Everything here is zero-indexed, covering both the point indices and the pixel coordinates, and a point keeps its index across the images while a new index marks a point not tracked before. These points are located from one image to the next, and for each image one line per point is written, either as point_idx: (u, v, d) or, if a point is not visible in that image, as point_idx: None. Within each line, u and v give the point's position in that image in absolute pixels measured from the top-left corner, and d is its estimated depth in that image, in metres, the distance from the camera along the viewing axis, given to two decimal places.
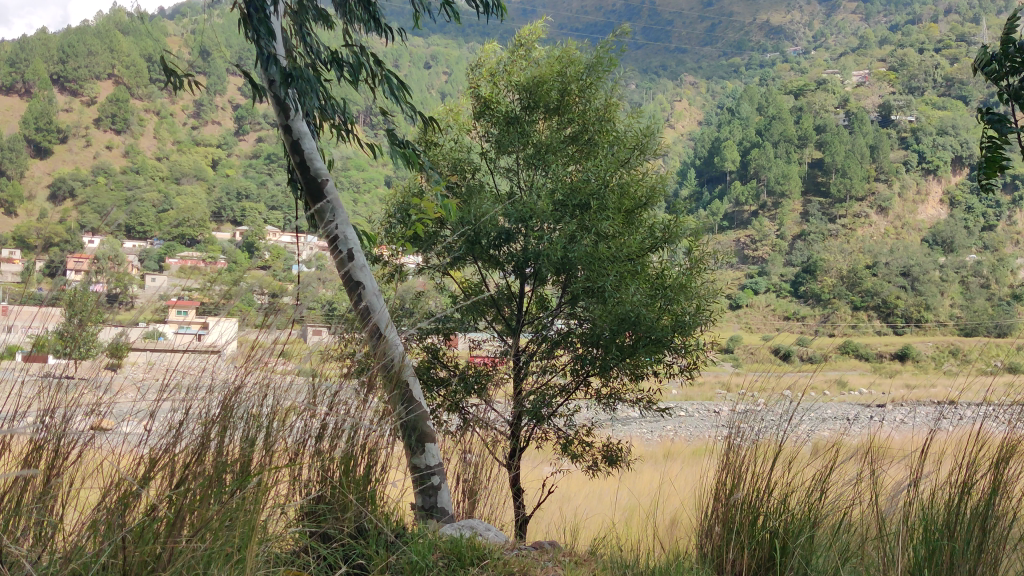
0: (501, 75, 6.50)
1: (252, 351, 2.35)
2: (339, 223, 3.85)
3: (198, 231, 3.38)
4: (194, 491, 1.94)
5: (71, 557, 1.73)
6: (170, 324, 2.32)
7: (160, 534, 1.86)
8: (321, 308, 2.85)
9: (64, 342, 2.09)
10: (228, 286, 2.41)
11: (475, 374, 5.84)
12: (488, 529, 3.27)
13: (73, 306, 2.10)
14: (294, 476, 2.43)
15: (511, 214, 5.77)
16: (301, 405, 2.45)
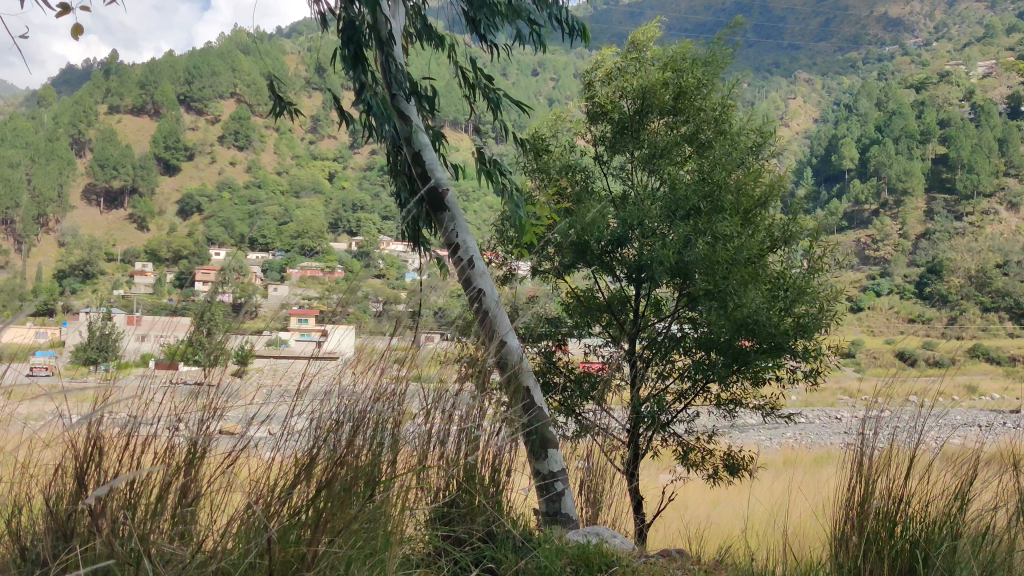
0: (615, 77, 6.47)
1: (368, 357, 2.41)
2: (460, 231, 3.94)
3: (321, 245, 3.48)
4: (337, 495, 2.02)
5: (223, 557, 1.83)
6: (292, 332, 2.37)
7: (303, 537, 1.95)
8: (443, 314, 2.89)
9: (195, 350, 2.13)
10: (345, 294, 2.46)
11: (590, 380, 5.83)
12: (611, 533, 3.25)
13: (204, 317, 2.13)
14: (425, 480, 2.49)
15: (621, 218, 5.77)
16: (418, 410, 2.49)
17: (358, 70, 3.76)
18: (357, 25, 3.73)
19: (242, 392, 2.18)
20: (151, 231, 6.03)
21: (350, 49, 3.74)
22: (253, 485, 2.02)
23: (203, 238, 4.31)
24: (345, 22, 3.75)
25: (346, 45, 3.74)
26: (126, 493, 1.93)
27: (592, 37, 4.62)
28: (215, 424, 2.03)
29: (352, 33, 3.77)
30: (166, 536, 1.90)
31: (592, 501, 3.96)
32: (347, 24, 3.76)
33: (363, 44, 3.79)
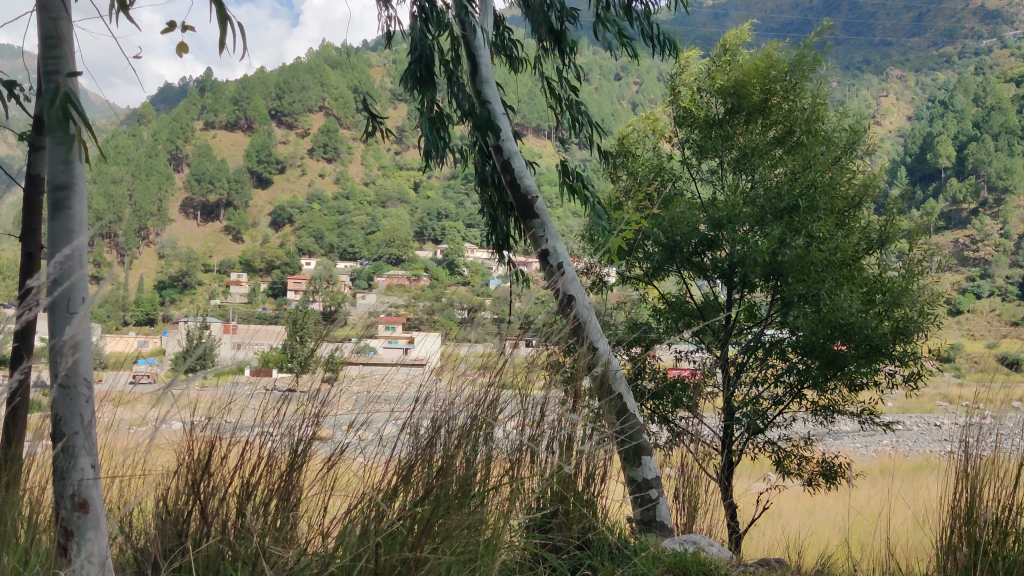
0: (703, 81, 6.43)
1: (455, 364, 2.45)
2: (549, 238, 3.93)
3: (407, 253, 3.55)
4: (440, 501, 2.04)
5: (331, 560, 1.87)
6: (380, 340, 2.40)
7: (407, 542, 1.97)
8: (536, 322, 2.92)
9: (289, 357, 2.20)
10: (431, 301, 2.70)
11: (680, 387, 5.80)
12: (710, 542, 3.21)
13: (296, 324, 2.22)
14: (530, 491, 2.50)
15: (713, 218, 5.79)
16: (511, 419, 2.47)
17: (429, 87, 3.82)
18: (425, 46, 3.82)
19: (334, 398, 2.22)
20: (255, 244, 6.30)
21: (417, 69, 3.84)
22: (357, 491, 2.06)
23: (296, 249, 4.44)
24: (414, 44, 3.84)
25: (415, 66, 3.84)
26: (234, 497, 2.01)
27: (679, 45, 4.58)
28: (314, 430, 2.08)
29: (421, 53, 3.86)
30: (274, 540, 1.95)
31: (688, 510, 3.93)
32: (416, 45, 3.83)
33: (433, 63, 3.88)
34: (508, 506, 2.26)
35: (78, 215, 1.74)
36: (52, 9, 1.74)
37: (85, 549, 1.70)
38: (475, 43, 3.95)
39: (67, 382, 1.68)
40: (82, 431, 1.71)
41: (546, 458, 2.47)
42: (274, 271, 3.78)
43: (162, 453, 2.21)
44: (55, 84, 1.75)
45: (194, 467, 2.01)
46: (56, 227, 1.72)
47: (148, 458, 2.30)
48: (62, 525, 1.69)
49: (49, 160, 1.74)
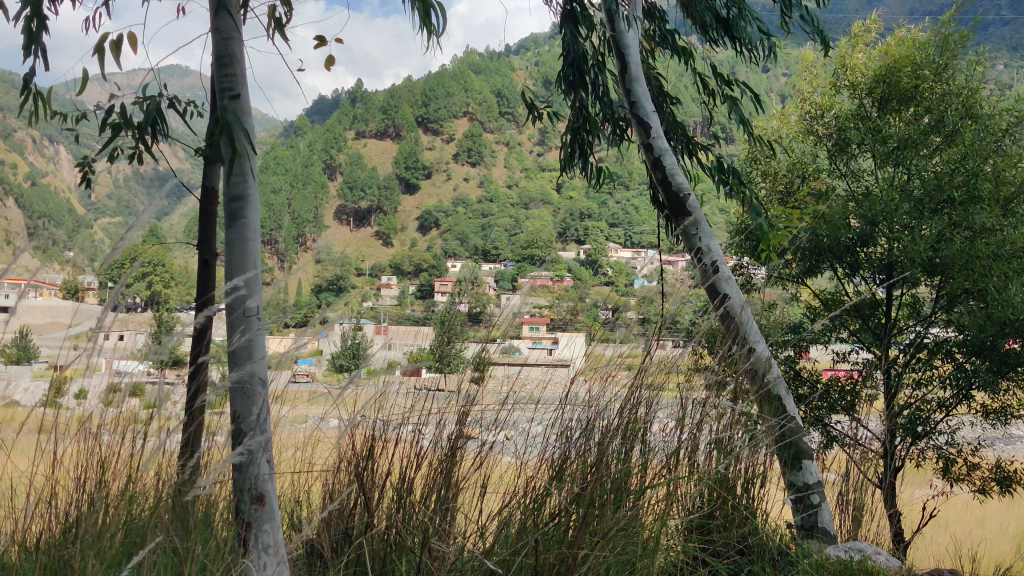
0: (844, 73, 6.24)
1: (601, 365, 2.47)
2: (703, 236, 3.86)
3: (552, 254, 3.58)
4: (595, 500, 2.06)
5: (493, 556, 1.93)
6: (526, 340, 2.47)
7: (564, 540, 2.01)
8: (687, 321, 2.90)
9: (437, 358, 2.30)
10: (575, 301, 2.75)
11: (841, 390, 5.70)
12: (876, 550, 3.09)
13: (443, 325, 2.35)
14: (690, 493, 2.47)
15: (863, 215, 5.58)
16: (667, 420, 2.45)
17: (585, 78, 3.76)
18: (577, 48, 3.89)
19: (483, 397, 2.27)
20: (404, 252, 6.52)
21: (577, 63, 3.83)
22: (513, 488, 2.11)
23: (444, 253, 4.56)
24: (567, 46, 3.92)
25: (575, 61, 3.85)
26: (394, 493, 2.09)
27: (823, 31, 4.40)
28: (466, 428, 2.14)
29: (574, 55, 3.94)
30: (436, 535, 2.03)
31: (850, 516, 3.80)
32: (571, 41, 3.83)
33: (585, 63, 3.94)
34: (666, 507, 2.26)
35: (252, 223, 1.87)
36: (225, 30, 1.88)
37: (263, 540, 1.82)
38: (626, 43, 3.95)
39: (244, 381, 1.82)
40: (259, 428, 1.84)
41: (704, 459, 2.43)
42: (424, 275, 3.91)
43: (324, 448, 2.31)
44: (222, 102, 1.87)
45: (356, 464, 2.10)
46: (234, 236, 1.86)
47: (313, 453, 2.41)
48: (242, 517, 1.82)
49: (225, 173, 1.88)
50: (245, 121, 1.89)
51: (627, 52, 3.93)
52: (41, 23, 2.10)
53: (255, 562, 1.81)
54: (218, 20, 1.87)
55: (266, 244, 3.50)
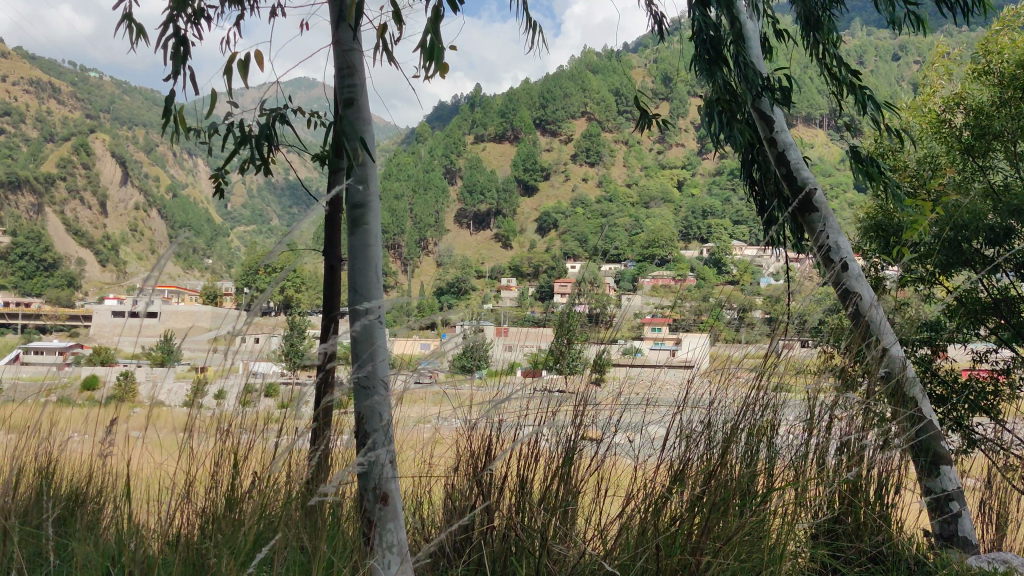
0: (984, 57, 5.89)
1: (725, 366, 2.41)
2: (831, 232, 3.73)
3: (672, 253, 3.53)
4: (717, 505, 2.01)
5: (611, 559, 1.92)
6: (646, 342, 2.55)
7: (685, 546, 1.98)
8: (813, 321, 2.80)
9: (557, 359, 2.30)
10: (698, 302, 2.68)
11: (983, 392, 5.40)
12: (1022, 561, 2.90)
13: (563, 327, 2.33)
14: (818, 499, 2.38)
15: (1006, 205, 5.28)
16: (793, 422, 2.37)
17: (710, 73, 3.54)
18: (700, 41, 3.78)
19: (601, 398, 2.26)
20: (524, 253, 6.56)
21: (705, 52, 3.61)
22: (633, 491, 2.09)
23: (563, 253, 4.56)
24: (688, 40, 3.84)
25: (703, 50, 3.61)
26: (513, 494, 2.10)
27: (963, 15, 4.16)
28: (584, 429, 2.13)
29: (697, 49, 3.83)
30: (553, 538, 2.03)
31: (993, 525, 3.59)
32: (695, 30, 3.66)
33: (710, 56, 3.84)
34: (792, 512, 2.19)
35: (373, 230, 1.92)
36: (344, 42, 1.94)
37: (386, 539, 1.87)
38: (746, 40, 3.89)
39: (366, 383, 1.87)
40: (382, 428, 1.89)
41: (834, 463, 2.34)
42: (543, 275, 3.92)
43: (445, 449, 2.34)
44: (344, 112, 1.94)
45: (475, 464, 2.12)
46: (356, 242, 1.91)
47: (434, 452, 2.45)
48: (366, 517, 1.88)
49: (347, 181, 1.94)
50: (365, 131, 1.94)
51: (747, 49, 3.87)
52: (183, 48, 2.23)
53: (380, 561, 1.86)
54: (339, 33, 1.93)
55: (389, 250, 3.58)
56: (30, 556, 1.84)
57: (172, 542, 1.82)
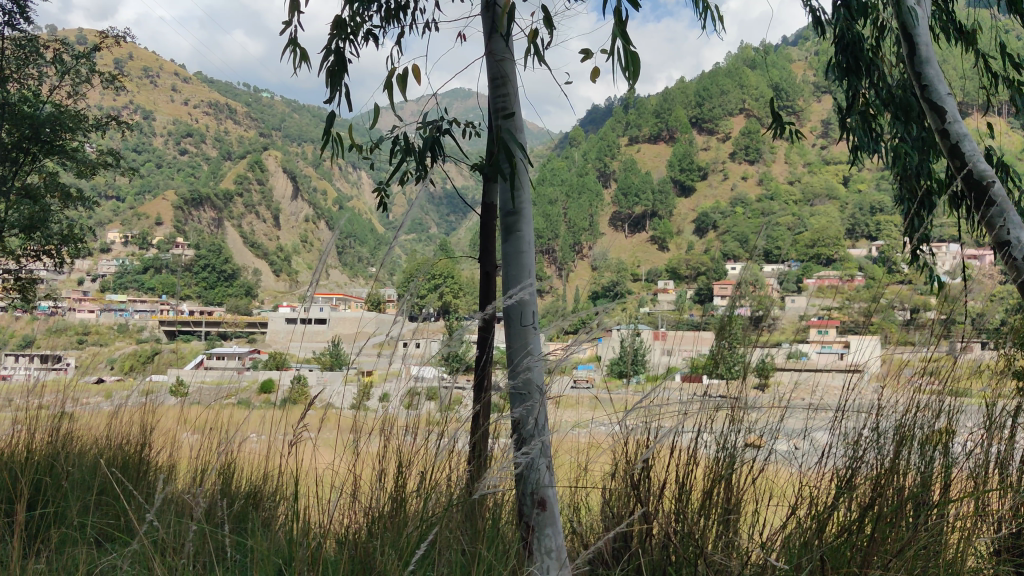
0: None
1: (898, 370, 2.27)
2: (1013, 228, 3.03)
3: (837, 253, 3.37)
4: (888, 517, 1.90)
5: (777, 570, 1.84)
6: (813, 345, 2.54)
7: (854, 559, 1.87)
8: (998, 322, 2.59)
9: (718, 364, 2.24)
10: (869, 303, 2.38)
11: None
12: None
13: (724, 331, 2.21)
14: (1003, 513, 2.21)
15: None
16: (972, 430, 2.21)
17: (854, 77, 3.37)
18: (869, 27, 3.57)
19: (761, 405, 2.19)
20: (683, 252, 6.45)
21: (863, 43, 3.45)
22: (796, 500, 2.01)
23: (721, 253, 4.44)
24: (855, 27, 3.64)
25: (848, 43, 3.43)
26: (672, 500, 2.04)
27: None
28: (745, 436, 2.05)
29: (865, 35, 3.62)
30: (715, 548, 1.97)
31: None
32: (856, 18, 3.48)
33: (879, 41, 3.62)
34: (972, 525, 2.05)
35: (525, 236, 1.93)
36: (497, 53, 1.96)
37: (545, 543, 1.87)
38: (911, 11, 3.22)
39: (522, 388, 1.88)
40: (538, 434, 1.89)
41: (1019, 476, 2.17)
42: (700, 277, 3.83)
43: (602, 454, 2.33)
44: (498, 121, 1.96)
45: (633, 470, 2.09)
46: (510, 250, 1.93)
47: (591, 458, 2.44)
48: (524, 522, 1.89)
49: (500, 189, 1.96)
50: (519, 139, 1.97)
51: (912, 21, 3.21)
52: (341, 66, 2.32)
53: (540, 566, 1.86)
54: (491, 45, 1.96)
55: (544, 253, 3.59)
56: (213, 552, 1.96)
57: (339, 538, 1.89)
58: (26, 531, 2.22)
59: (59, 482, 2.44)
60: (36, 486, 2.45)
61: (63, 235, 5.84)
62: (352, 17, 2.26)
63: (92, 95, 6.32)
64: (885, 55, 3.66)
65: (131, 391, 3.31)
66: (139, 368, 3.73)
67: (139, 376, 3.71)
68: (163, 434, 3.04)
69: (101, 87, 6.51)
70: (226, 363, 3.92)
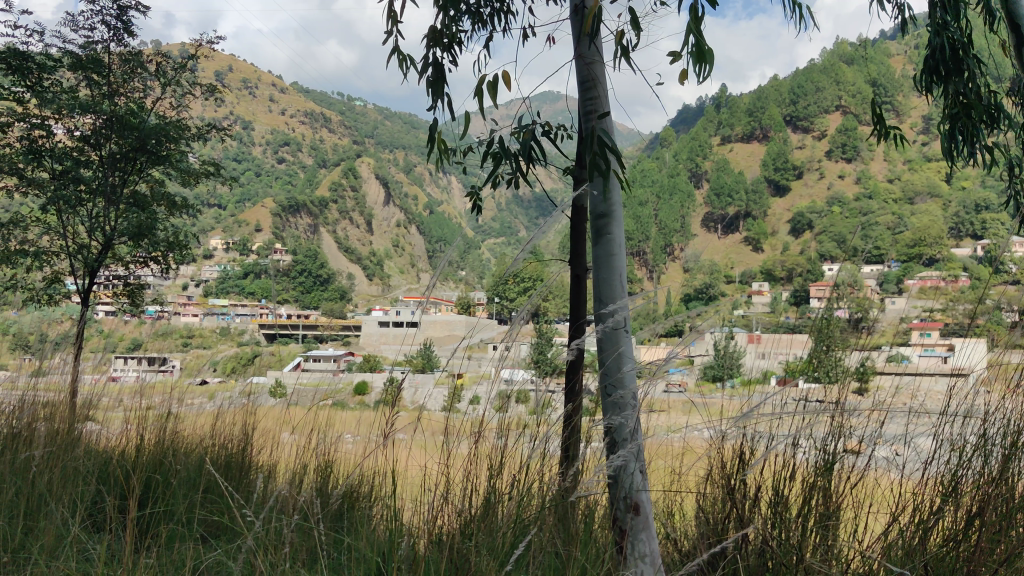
0: None
1: (1006, 373, 2.18)
2: None
3: (940, 253, 3.25)
4: (995, 526, 1.82)
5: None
6: (915, 348, 2.47)
7: (960, 570, 1.80)
8: None
9: (815, 367, 2.19)
10: (974, 304, 2.27)
11: None
12: None
13: (821, 333, 2.20)
14: None
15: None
16: None
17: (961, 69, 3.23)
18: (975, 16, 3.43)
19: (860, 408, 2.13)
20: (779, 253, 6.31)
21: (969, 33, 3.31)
22: (898, 508, 1.94)
23: (817, 254, 4.33)
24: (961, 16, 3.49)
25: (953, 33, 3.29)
26: (768, 507, 2.00)
27: None
28: (843, 441, 2.00)
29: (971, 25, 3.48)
30: (813, 555, 1.92)
31: None
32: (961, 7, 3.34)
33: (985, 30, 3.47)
34: None
35: (617, 239, 1.93)
36: (587, 55, 1.97)
37: (639, 548, 1.86)
38: None
39: (613, 391, 1.87)
40: (631, 437, 1.88)
41: None
42: (795, 278, 3.75)
43: (696, 459, 2.29)
44: (588, 123, 1.96)
45: (728, 475, 2.06)
46: (600, 252, 1.93)
47: (684, 462, 2.40)
48: (617, 525, 1.89)
49: (591, 192, 1.96)
50: (609, 142, 1.97)
51: None
52: (437, 75, 2.36)
53: (634, 570, 1.85)
54: (580, 48, 1.97)
55: (634, 255, 3.57)
56: (311, 550, 2.00)
57: (435, 537, 1.92)
58: (138, 527, 2.31)
59: (169, 480, 2.54)
60: (147, 483, 2.56)
61: (168, 242, 6.07)
62: (447, 26, 2.30)
63: (194, 106, 6.55)
64: (992, 45, 3.51)
65: (233, 392, 3.42)
66: (240, 370, 3.85)
67: (241, 378, 3.82)
68: (263, 434, 3.13)
69: (202, 98, 6.74)
70: (322, 365, 4.00)
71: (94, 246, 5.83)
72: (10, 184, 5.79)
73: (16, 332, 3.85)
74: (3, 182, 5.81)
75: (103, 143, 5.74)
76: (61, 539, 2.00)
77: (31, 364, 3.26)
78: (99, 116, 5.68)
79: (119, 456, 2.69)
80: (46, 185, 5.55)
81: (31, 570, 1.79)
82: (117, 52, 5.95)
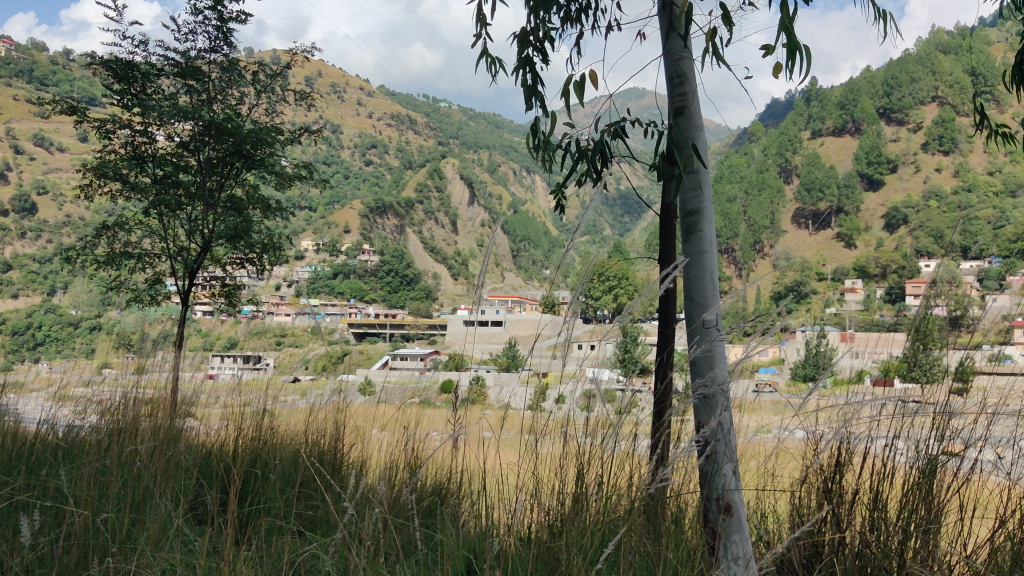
0: None
1: None
2: None
3: None
4: None
5: None
6: (1018, 348, 2.37)
7: None
8: None
9: (912, 366, 2.12)
10: None
11: None
12: None
13: (919, 331, 2.13)
14: None
15: None
16: None
17: None
18: None
19: (962, 410, 2.04)
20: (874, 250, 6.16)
21: None
22: (1004, 513, 1.87)
23: (914, 250, 4.21)
24: None
25: None
26: (867, 510, 1.95)
27: None
28: (944, 444, 1.93)
29: None
30: (914, 559, 1.86)
31: None
32: None
33: None
34: None
35: (708, 236, 1.90)
36: (675, 52, 1.95)
37: (732, 550, 1.84)
38: None
39: (705, 392, 1.85)
40: (723, 438, 1.85)
41: None
42: (892, 275, 3.65)
43: (790, 460, 2.24)
44: (678, 120, 1.94)
45: (823, 477, 2.01)
46: (691, 251, 1.90)
47: (776, 464, 2.35)
48: (711, 526, 1.87)
49: (681, 189, 1.94)
50: (699, 138, 1.95)
51: None
52: (524, 72, 2.37)
53: (727, 572, 1.82)
54: (669, 44, 1.95)
55: (723, 253, 3.52)
56: (404, 544, 2.04)
57: (524, 535, 1.92)
58: (237, 519, 2.39)
59: (266, 475, 2.62)
60: (246, 477, 2.64)
61: (263, 243, 6.23)
62: (536, 24, 2.31)
63: (286, 110, 6.71)
64: None
65: (324, 389, 3.49)
66: (331, 368, 3.93)
67: (332, 376, 3.90)
68: (353, 432, 3.19)
69: (294, 102, 6.90)
70: (411, 364, 4.04)
71: (194, 249, 6.04)
72: (115, 189, 6.04)
73: (120, 332, 4.01)
74: (108, 188, 6.06)
75: (201, 148, 5.94)
76: (165, 531, 2.07)
77: (134, 361, 3.39)
78: (197, 122, 5.86)
79: (218, 451, 2.78)
80: (148, 190, 5.77)
81: (137, 560, 1.86)
82: (215, 60, 6.15)
